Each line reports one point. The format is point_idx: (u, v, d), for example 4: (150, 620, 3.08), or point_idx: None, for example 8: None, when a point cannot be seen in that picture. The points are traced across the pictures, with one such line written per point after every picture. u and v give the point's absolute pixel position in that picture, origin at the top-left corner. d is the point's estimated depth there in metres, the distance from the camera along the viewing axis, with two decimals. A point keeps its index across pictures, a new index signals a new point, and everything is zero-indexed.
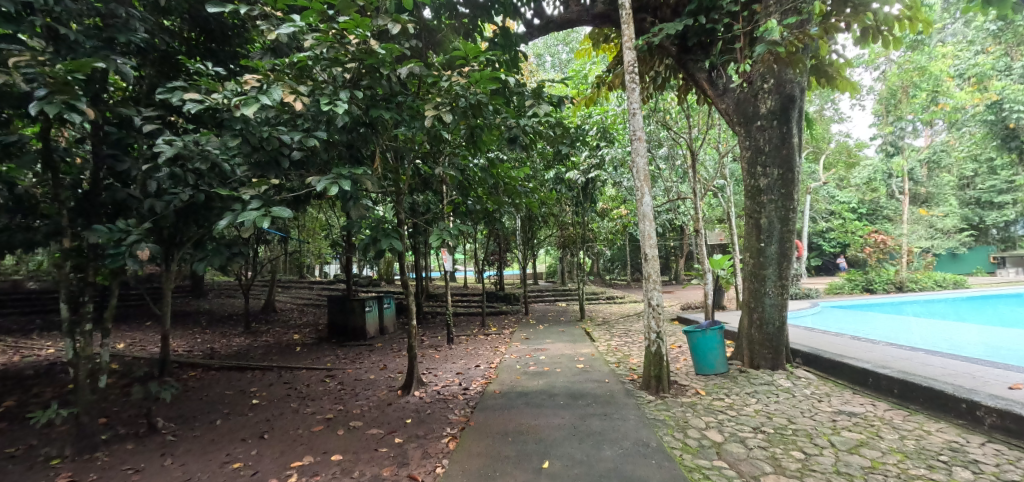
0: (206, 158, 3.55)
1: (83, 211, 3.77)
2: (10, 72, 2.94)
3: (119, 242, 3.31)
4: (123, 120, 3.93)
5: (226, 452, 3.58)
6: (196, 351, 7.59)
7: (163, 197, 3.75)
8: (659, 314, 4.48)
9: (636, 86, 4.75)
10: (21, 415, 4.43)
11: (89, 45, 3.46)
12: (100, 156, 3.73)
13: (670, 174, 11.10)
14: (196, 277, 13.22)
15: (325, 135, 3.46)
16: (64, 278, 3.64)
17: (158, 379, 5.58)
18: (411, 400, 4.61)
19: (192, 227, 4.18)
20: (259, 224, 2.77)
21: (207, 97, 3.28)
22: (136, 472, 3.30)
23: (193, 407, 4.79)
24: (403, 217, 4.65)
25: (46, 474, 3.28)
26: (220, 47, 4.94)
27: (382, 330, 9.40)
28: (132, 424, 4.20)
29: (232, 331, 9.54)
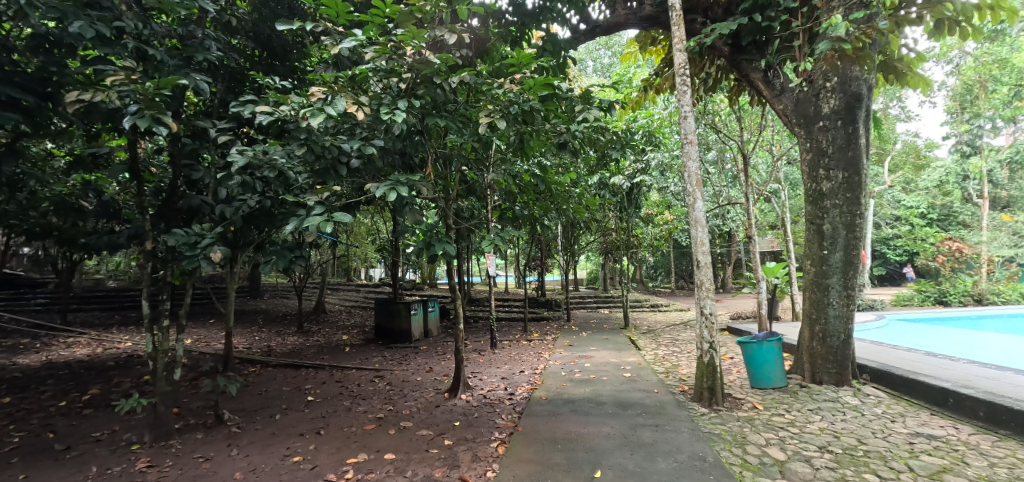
0: (272, 166, 3.78)
1: (163, 216, 4.10)
2: (106, 91, 3.24)
3: (194, 245, 3.57)
4: (198, 132, 4.23)
5: (287, 446, 3.75)
6: (255, 348, 8.04)
7: (232, 203, 4.01)
8: (712, 323, 4.31)
9: (687, 89, 4.61)
10: (106, 403, 4.83)
11: (171, 64, 3.78)
12: (178, 166, 4.04)
13: (720, 178, 10.71)
14: (254, 278, 14.00)
15: (382, 143, 3.59)
16: (146, 277, 3.95)
17: (222, 374, 5.95)
18: (458, 403, 4.68)
19: (256, 232, 4.43)
20: (322, 229, 2.92)
21: (275, 109, 3.48)
22: (206, 460, 3.52)
23: (253, 401, 5.06)
24: (451, 223, 4.74)
25: (127, 458, 3.56)
26: (281, 62, 5.21)
27: (427, 333, 9.61)
28: (201, 415, 4.49)
29: (287, 330, 10.04)
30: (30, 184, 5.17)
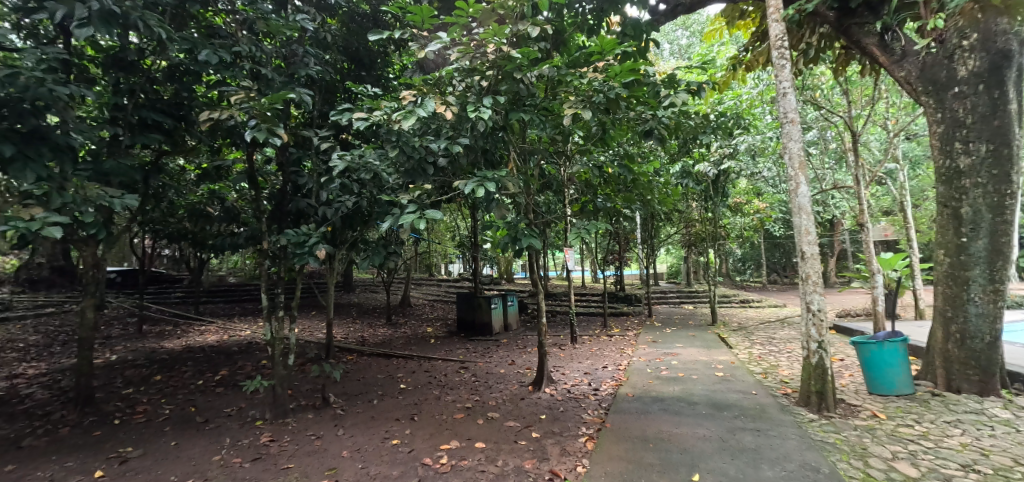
0: (368, 169, 4.05)
1: (277, 218, 4.57)
2: (230, 109, 3.68)
3: (303, 244, 3.95)
4: (303, 141, 4.66)
5: (386, 429, 4.03)
6: (352, 338, 8.73)
7: (333, 205, 4.36)
8: (821, 321, 3.90)
9: (786, 62, 4.20)
10: (233, 383, 5.51)
11: (279, 80, 4.18)
12: (287, 173, 4.49)
13: (822, 160, 9.67)
14: (347, 274, 15.16)
15: (467, 142, 3.69)
16: (264, 273, 4.44)
17: (326, 360, 6.52)
18: (543, 396, 4.71)
19: (353, 231, 4.79)
20: (416, 226, 3.09)
21: (370, 114, 3.71)
22: (318, 438, 3.88)
23: (354, 386, 5.49)
24: (532, 218, 4.77)
25: (254, 432, 4.04)
26: (368, 72, 5.53)
27: (506, 327, 9.78)
28: (311, 397, 4.96)
29: (378, 322, 10.77)
30: (170, 194, 6.02)
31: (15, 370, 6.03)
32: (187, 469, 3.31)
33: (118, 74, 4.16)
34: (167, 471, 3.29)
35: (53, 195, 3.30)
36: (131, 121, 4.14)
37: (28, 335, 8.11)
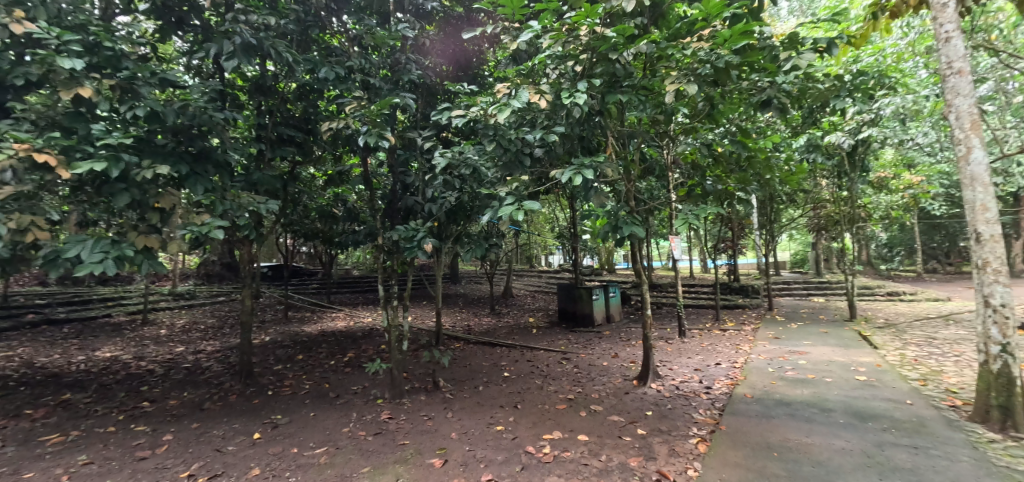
0: (468, 164, 4.21)
1: (389, 215, 4.96)
2: (346, 118, 4.05)
3: (412, 239, 4.25)
4: (409, 143, 4.99)
5: (491, 415, 4.18)
6: (459, 326, 9.22)
7: (438, 201, 4.61)
8: (1005, 317, 3.16)
9: (949, 0, 3.44)
10: (359, 364, 6.15)
11: (386, 88, 4.53)
12: (397, 174, 4.84)
13: (1002, 119, 7.82)
14: (454, 267, 16.02)
15: (563, 130, 3.63)
16: (380, 266, 4.85)
17: (436, 347, 6.97)
18: (649, 392, 4.51)
19: (457, 225, 5.01)
20: (514, 218, 3.11)
21: (468, 111, 3.83)
22: (430, 418, 4.16)
23: (461, 372, 5.79)
24: (633, 205, 4.55)
25: (376, 409, 4.45)
26: (465, 72, 5.73)
27: (609, 318, 9.55)
28: (423, 381, 5.34)
29: (482, 312, 11.23)
30: (304, 198, 6.88)
31: (199, 347, 7.41)
32: (322, 437, 3.77)
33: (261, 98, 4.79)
34: (307, 438, 3.78)
35: (218, 203, 3.97)
36: (271, 136, 4.80)
37: (207, 319, 9.91)
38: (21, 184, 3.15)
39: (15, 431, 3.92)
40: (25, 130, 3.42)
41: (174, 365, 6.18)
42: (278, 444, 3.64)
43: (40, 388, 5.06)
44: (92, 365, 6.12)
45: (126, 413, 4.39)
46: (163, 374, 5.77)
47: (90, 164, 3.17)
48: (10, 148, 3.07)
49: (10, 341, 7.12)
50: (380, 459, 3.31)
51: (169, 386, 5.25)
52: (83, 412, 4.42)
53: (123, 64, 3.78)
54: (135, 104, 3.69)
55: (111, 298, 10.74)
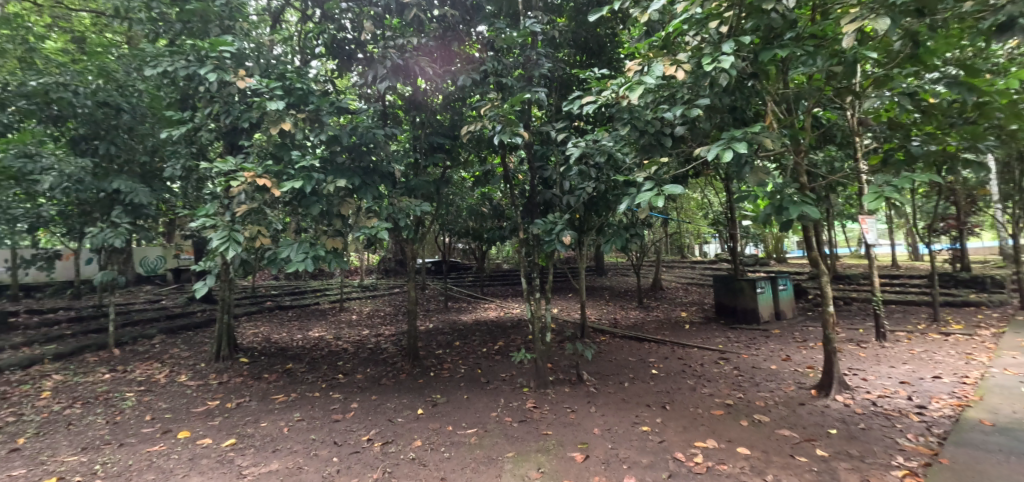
0: (603, 151, 4.06)
1: (529, 210, 5.08)
2: (483, 119, 4.26)
3: (551, 232, 4.28)
4: (545, 137, 5.03)
5: (637, 414, 3.98)
6: (605, 319, 9.05)
7: (575, 192, 4.56)
8: None
9: None
10: (507, 353, 6.45)
11: (518, 86, 4.64)
12: (534, 168, 4.93)
13: None
14: (598, 259, 15.82)
15: (708, 102, 3.24)
16: (523, 260, 5.01)
17: (580, 340, 6.92)
18: (832, 405, 3.76)
19: (596, 216, 4.88)
20: (654, 204, 2.85)
21: (599, 96, 3.68)
22: (573, 411, 4.14)
23: (607, 367, 5.65)
24: (805, 182, 3.84)
25: (522, 397, 4.61)
26: (598, 58, 5.57)
27: (778, 315, 8.32)
28: (567, 373, 5.35)
29: (629, 305, 10.83)
30: (455, 198, 7.51)
31: (380, 331, 8.69)
32: (473, 418, 4.05)
33: (415, 111, 5.38)
34: (461, 418, 4.10)
35: (383, 207, 4.55)
36: (424, 146, 5.33)
37: (386, 307, 11.57)
38: (251, 202, 4.05)
39: (256, 390, 5.10)
40: (251, 162, 4.37)
41: (361, 346, 7.34)
42: (437, 421, 4.01)
43: (273, 358, 6.50)
44: (306, 342, 7.63)
45: (327, 383, 5.35)
46: (353, 352, 6.89)
47: (292, 182, 3.93)
48: (241, 176, 3.97)
49: (257, 321, 9.32)
50: (524, 446, 3.40)
51: (357, 363, 6.26)
52: (299, 379, 5.54)
53: (310, 98, 4.61)
54: (320, 130, 4.45)
55: (319, 290, 13.30)
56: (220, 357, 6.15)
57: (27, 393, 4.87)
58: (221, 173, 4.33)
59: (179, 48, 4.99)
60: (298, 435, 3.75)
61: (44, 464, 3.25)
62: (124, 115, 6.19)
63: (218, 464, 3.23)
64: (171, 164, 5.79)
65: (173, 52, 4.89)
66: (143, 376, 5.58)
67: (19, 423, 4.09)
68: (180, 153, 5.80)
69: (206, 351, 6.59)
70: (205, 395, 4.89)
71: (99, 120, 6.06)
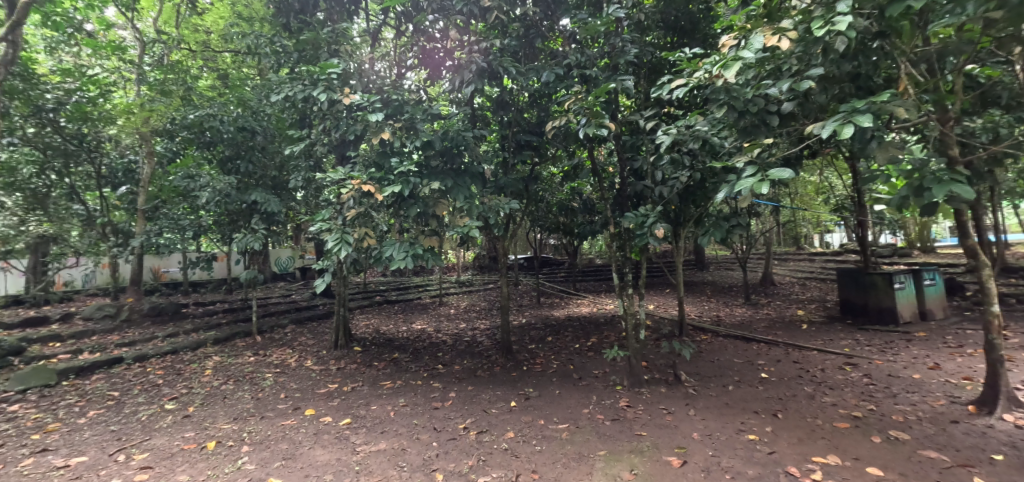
0: (697, 137, 3.78)
1: (619, 203, 4.92)
2: (567, 114, 4.21)
3: (643, 225, 4.10)
4: (634, 127, 4.84)
5: (742, 421, 3.68)
6: (707, 317, 8.47)
7: (669, 182, 4.32)
8: None
9: None
10: (600, 349, 6.34)
11: (603, 76, 4.52)
12: (623, 159, 4.77)
13: None
14: (699, 252, 14.84)
15: (821, 72, 2.86)
16: (614, 255, 4.88)
17: (679, 338, 6.56)
18: (998, 425, 3.13)
19: (692, 207, 4.58)
20: (757, 191, 2.54)
21: (690, 78, 3.43)
22: (670, 413, 3.94)
23: (708, 368, 5.28)
24: (955, 157, 3.22)
25: (615, 395, 4.50)
26: (691, 37, 5.21)
27: (924, 314, 7.10)
28: (664, 372, 5.10)
29: (735, 301, 10.01)
30: (544, 194, 7.56)
31: (476, 325, 9.06)
32: (565, 414, 4.04)
33: (502, 111, 5.51)
34: (553, 412, 4.12)
35: (473, 206, 4.73)
36: (512, 144, 5.44)
37: (481, 302, 12.03)
38: (358, 207, 4.47)
39: (368, 376, 5.63)
40: (357, 171, 4.82)
41: (459, 338, 7.72)
42: (529, 414, 4.08)
43: (382, 348, 7.12)
44: (410, 334, 8.23)
45: (428, 372, 5.73)
46: (452, 345, 7.28)
47: (392, 186, 4.26)
48: (350, 183, 4.39)
49: (368, 314, 10.27)
50: (616, 446, 3.32)
51: (455, 354, 6.61)
52: (404, 367, 6.00)
53: (405, 107, 4.96)
54: (415, 137, 4.76)
55: (422, 285, 14.24)
56: (339, 345, 6.89)
57: (196, 370, 5.92)
58: (334, 182, 4.84)
59: (297, 74, 5.68)
60: (403, 419, 4.07)
61: (207, 429, 3.93)
62: (258, 136, 7.20)
63: (336, 440, 3.63)
64: (295, 176, 6.61)
65: (293, 78, 5.59)
66: (279, 359, 6.46)
67: (190, 394, 4.98)
68: (301, 166, 6.60)
69: (328, 340, 7.43)
70: (327, 378, 5.52)
71: (239, 142, 7.12)
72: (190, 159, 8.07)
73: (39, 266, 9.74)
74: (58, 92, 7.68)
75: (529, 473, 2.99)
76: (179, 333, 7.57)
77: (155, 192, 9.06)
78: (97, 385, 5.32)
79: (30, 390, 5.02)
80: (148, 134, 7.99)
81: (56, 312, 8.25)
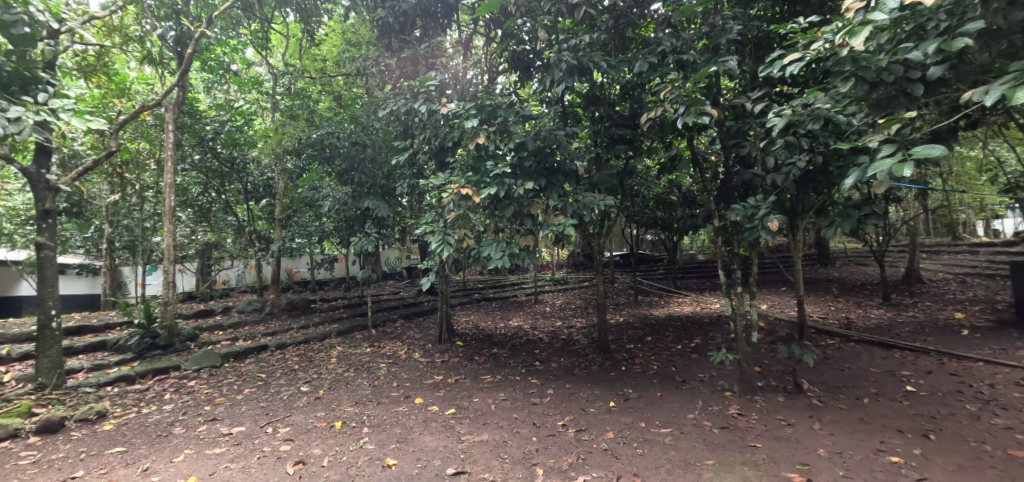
0: (817, 116, 3.39)
1: (725, 194, 4.58)
2: (664, 104, 4.02)
3: (753, 217, 3.77)
4: (740, 111, 4.47)
5: (881, 440, 3.23)
6: (833, 319, 7.52)
7: (783, 169, 3.93)
8: None
9: None
10: (705, 351, 5.94)
11: (702, 59, 4.24)
12: (728, 147, 4.43)
13: None
14: (821, 245, 13.22)
15: (982, 25, 2.40)
16: (720, 250, 4.55)
17: (799, 342, 5.89)
18: None
19: (813, 195, 4.10)
20: (897, 174, 2.21)
21: (807, 51, 3.08)
22: (790, 425, 3.58)
23: (836, 377, 4.68)
24: None
25: (723, 401, 4.21)
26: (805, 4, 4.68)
27: None
28: (782, 379, 4.64)
29: (870, 301, 8.74)
30: (640, 189, 7.31)
31: (572, 322, 9.05)
32: (668, 418, 3.87)
33: (593, 107, 5.43)
34: (654, 415, 3.97)
35: (568, 204, 4.73)
36: (605, 139, 5.33)
37: (577, 300, 11.95)
38: (457, 209, 4.72)
39: (470, 369, 5.91)
40: (455, 176, 5.09)
41: (555, 336, 7.77)
42: (629, 416, 3.97)
43: (482, 343, 7.42)
44: (508, 331, 8.46)
45: (526, 368, 5.84)
46: (548, 342, 7.34)
47: (488, 189, 4.43)
48: (449, 188, 4.65)
49: (468, 310, 10.76)
50: (726, 456, 3.10)
51: (552, 351, 6.66)
52: (503, 363, 6.19)
53: (498, 111, 5.13)
54: (509, 139, 4.89)
55: (517, 283, 14.56)
56: (442, 339, 7.32)
57: (324, 358, 6.70)
58: (435, 187, 5.16)
59: (400, 90, 6.15)
60: (503, 412, 4.21)
61: (334, 411, 4.44)
62: (368, 149, 7.92)
63: (443, 428, 3.87)
64: (401, 183, 7.16)
65: (397, 93, 6.07)
66: (391, 351, 7.05)
67: (320, 379, 5.66)
68: (406, 174, 7.13)
69: (432, 334, 7.94)
70: (432, 370, 5.90)
71: (353, 155, 7.90)
72: (314, 173, 9.14)
73: (206, 268, 11.76)
74: (215, 124, 9.22)
75: (630, 476, 2.91)
76: (309, 326, 8.63)
77: (288, 203, 10.43)
78: (249, 368, 6.29)
79: (203, 370, 6.09)
80: (281, 154, 9.22)
81: (219, 305, 9.87)
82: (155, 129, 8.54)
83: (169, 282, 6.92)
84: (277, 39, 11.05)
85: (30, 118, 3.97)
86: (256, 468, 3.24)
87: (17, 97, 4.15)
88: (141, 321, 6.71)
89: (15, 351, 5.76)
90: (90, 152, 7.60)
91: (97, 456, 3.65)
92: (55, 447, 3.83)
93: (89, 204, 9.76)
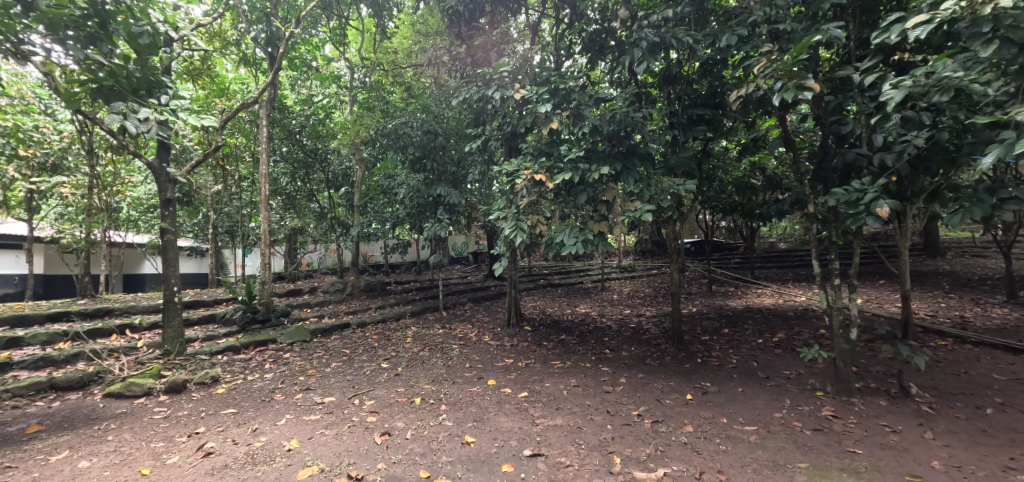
0: (945, 86, 2.98)
1: (821, 179, 4.18)
2: (756, 80, 3.72)
3: (857, 203, 3.41)
4: (844, 84, 4.04)
5: (1011, 455, 2.85)
6: (944, 317, 6.69)
7: (896, 149, 3.51)
8: None
9: None
10: (791, 347, 5.54)
11: (800, 28, 3.85)
12: (828, 125, 4.02)
13: None
14: (929, 233, 11.76)
15: None
16: (814, 238, 4.18)
17: (903, 341, 5.31)
18: None
19: (929, 178, 3.64)
20: None
21: (937, 12, 2.70)
22: (895, 432, 3.25)
23: (950, 382, 4.18)
24: None
25: (814, 401, 3.90)
26: None
27: None
28: (883, 381, 4.22)
29: (991, 298, 7.68)
30: (719, 173, 6.90)
31: (640, 311, 8.85)
32: (752, 415, 3.67)
33: (670, 87, 5.15)
34: (737, 412, 3.78)
35: (645, 190, 4.56)
36: (683, 120, 5.01)
37: (645, 288, 11.59)
38: (530, 195, 4.72)
39: (539, 354, 5.96)
40: (528, 161, 5.06)
41: (624, 324, 7.62)
42: (709, 410, 3.81)
43: (549, 329, 7.44)
44: (575, 318, 8.41)
45: (596, 356, 5.79)
46: (618, 330, 7.22)
47: (563, 174, 4.37)
48: (522, 174, 4.66)
49: (534, 296, 10.83)
50: (822, 460, 2.89)
51: (622, 340, 6.53)
52: (571, 349, 6.17)
53: (572, 96, 5.04)
54: (582, 124, 4.81)
55: (583, 270, 14.40)
56: (511, 323, 7.44)
57: (400, 337, 7.08)
58: (507, 173, 5.18)
59: (471, 77, 6.21)
60: (575, 398, 4.21)
61: (413, 387, 4.69)
62: (439, 137, 8.14)
63: (517, 410, 3.96)
64: (472, 170, 7.32)
65: (468, 80, 6.16)
66: (462, 333, 7.30)
67: (398, 357, 5.99)
68: (476, 161, 7.24)
69: (500, 318, 8.09)
70: (502, 353, 6.03)
71: (425, 144, 8.13)
72: (388, 162, 9.55)
73: (293, 251, 12.79)
74: (301, 118, 9.92)
75: (714, 472, 2.81)
76: (385, 306, 9.15)
77: (365, 191, 11.01)
78: (335, 344, 6.79)
79: (295, 344, 6.65)
80: (358, 144, 9.70)
81: (306, 285, 10.70)
82: (250, 124, 9.34)
83: (266, 264, 7.58)
84: (353, 35, 11.51)
85: (155, 117, 4.53)
86: (347, 436, 3.51)
87: (145, 100, 4.68)
88: (244, 298, 7.41)
89: (145, 322, 6.63)
90: (198, 146, 8.48)
91: (215, 415, 4.14)
92: (181, 405, 4.39)
93: (197, 194, 10.91)
